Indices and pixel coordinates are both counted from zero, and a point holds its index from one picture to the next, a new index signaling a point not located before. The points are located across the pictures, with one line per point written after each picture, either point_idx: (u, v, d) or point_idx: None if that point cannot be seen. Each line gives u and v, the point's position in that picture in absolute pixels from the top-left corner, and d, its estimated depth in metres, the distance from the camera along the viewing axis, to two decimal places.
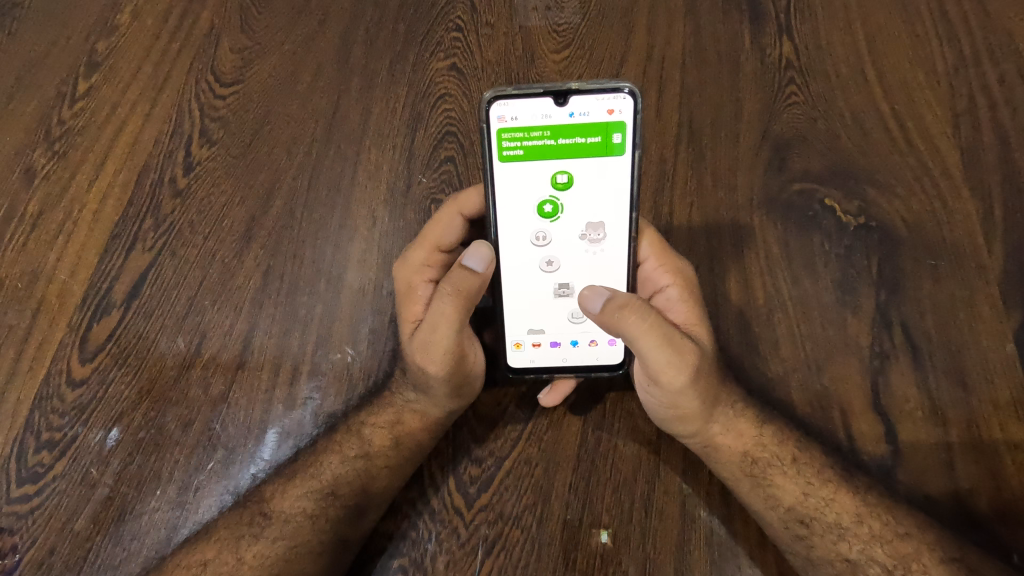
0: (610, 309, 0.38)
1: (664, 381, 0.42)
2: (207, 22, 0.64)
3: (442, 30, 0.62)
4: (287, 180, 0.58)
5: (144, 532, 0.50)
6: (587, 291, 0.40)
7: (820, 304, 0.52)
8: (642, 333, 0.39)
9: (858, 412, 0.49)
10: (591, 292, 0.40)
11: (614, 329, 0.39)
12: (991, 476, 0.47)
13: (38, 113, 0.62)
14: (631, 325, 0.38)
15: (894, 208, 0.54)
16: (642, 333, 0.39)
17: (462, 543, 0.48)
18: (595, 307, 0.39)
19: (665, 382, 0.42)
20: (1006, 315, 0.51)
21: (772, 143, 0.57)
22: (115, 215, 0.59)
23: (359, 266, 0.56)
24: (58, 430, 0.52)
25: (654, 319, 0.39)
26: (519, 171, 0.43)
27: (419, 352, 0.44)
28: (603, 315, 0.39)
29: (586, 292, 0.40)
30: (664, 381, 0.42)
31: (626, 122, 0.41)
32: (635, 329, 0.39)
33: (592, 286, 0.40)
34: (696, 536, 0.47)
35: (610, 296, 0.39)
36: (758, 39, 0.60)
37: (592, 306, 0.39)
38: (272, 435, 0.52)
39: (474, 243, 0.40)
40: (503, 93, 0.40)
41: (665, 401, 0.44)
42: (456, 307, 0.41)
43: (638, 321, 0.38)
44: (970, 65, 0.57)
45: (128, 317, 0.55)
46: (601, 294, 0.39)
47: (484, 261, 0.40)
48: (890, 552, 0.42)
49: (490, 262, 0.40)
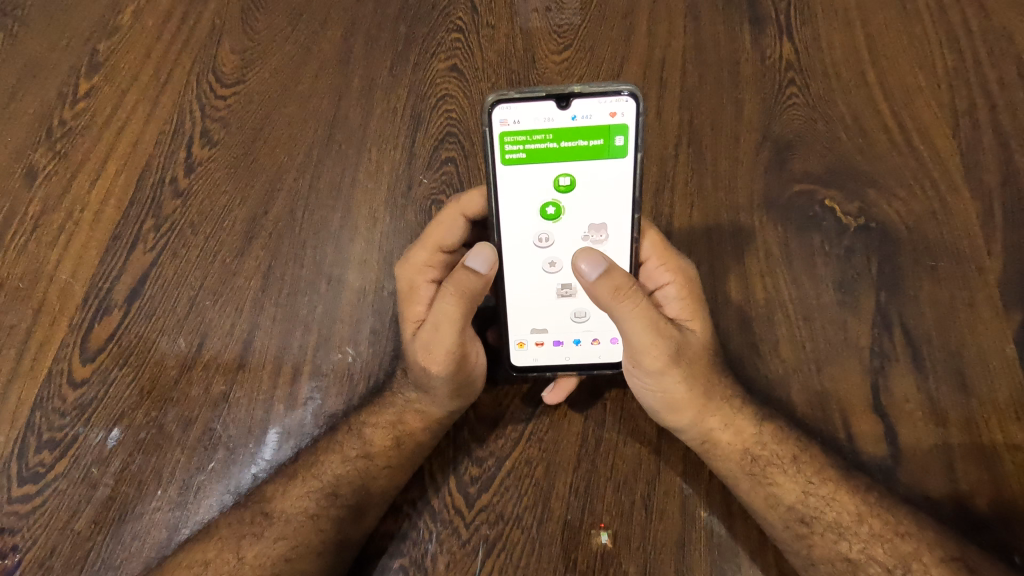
0: (608, 284, 0.38)
1: (646, 364, 0.43)
2: (208, 23, 0.64)
3: (443, 31, 0.62)
4: (288, 181, 0.58)
5: (145, 532, 0.50)
6: (585, 258, 0.39)
7: (820, 305, 0.53)
8: (632, 317, 0.40)
9: (858, 412, 0.49)
10: (588, 255, 0.39)
11: (604, 302, 0.39)
12: (991, 476, 0.47)
13: (39, 114, 0.62)
14: (624, 307, 0.39)
15: (895, 208, 0.54)
16: (633, 317, 0.40)
17: (463, 543, 0.48)
18: (591, 276, 0.39)
19: (646, 364, 0.43)
20: (1005, 316, 0.51)
21: (772, 144, 0.57)
22: (115, 215, 0.59)
23: (360, 267, 0.56)
24: (58, 430, 0.52)
25: (645, 305, 0.40)
26: (521, 174, 0.43)
27: (421, 352, 0.44)
28: (598, 285, 0.39)
29: (583, 255, 0.39)
30: (651, 371, 0.43)
31: (628, 125, 0.41)
32: (626, 312, 0.39)
33: (588, 250, 0.39)
34: (697, 535, 0.47)
35: (608, 268, 0.39)
36: (758, 40, 0.60)
37: (588, 274, 0.38)
38: (272, 435, 0.52)
39: (477, 244, 0.40)
40: (505, 97, 0.40)
41: (659, 392, 0.44)
42: (458, 306, 0.41)
43: (631, 304, 0.39)
44: (969, 66, 0.57)
45: (129, 318, 0.55)
46: (601, 265, 0.38)
47: (487, 263, 0.40)
48: (891, 551, 0.42)
49: (492, 264, 0.40)
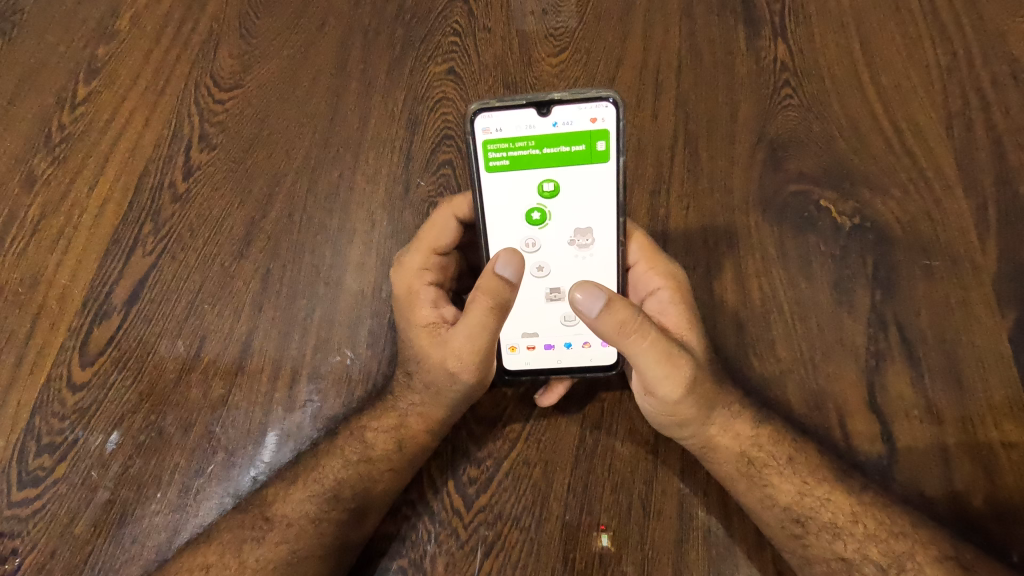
0: (611, 321, 0.38)
1: (659, 392, 0.42)
2: (205, 28, 0.64)
3: (440, 34, 0.63)
4: (286, 184, 0.59)
5: (145, 536, 0.50)
6: (585, 293, 0.38)
7: (815, 305, 0.53)
8: (641, 348, 0.40)
9: (854, 412, 0.50)
10: (587, 291, 0.38)
11: (609, 336, 0.39)
12: (987, 475, 0.47)
13: (38, 119, 0.62)
14: (629, 340, 0.39)
15: (889, 208, 0.55)
16: (641, 348, 0.40)
17: (462, 543, 0.48)
18: (592, 312, 0.38)
19: (660, 393, 0.42)
20: (999, 315, 0.51)
21: (768, 145, 0.57)
22: (114, 219, 0.59)
23: (358, 269, 0.56)
24: (58, 434, 0.53)
25: (653, 335, 0.40)
26: (505, 180, 0.44)
27: (451, 361, 0.44)
28: (600, 319, 0.38)
29: (580, 293, 0.38)
30: (659, 391, 0.42)
31: (609, 130, 0.42)
32: (634, 345, 0.39)
33: (585, 283, 0.38)
34: (695, 535, 0.47)
35: (608, 301, 0.38)
36: (753, 42, 0.60)
37: (589, 310, 0.38)
38: (272, 437, 0.52)
39: (502, 251, 0.39)
40: (487, 106, 0.42)
41: (667, 411, 0.44)
42: (492, 317, 0.41)
43: (636, 336, 0.39)
44: (962, 65, 0.58)
45: (128, 321, 0.56)
46: (601, 299, 0.38)
47: (514, 267, 0.39)
48: (884, 551, 0.43)
49: (520, 269, 0.39)
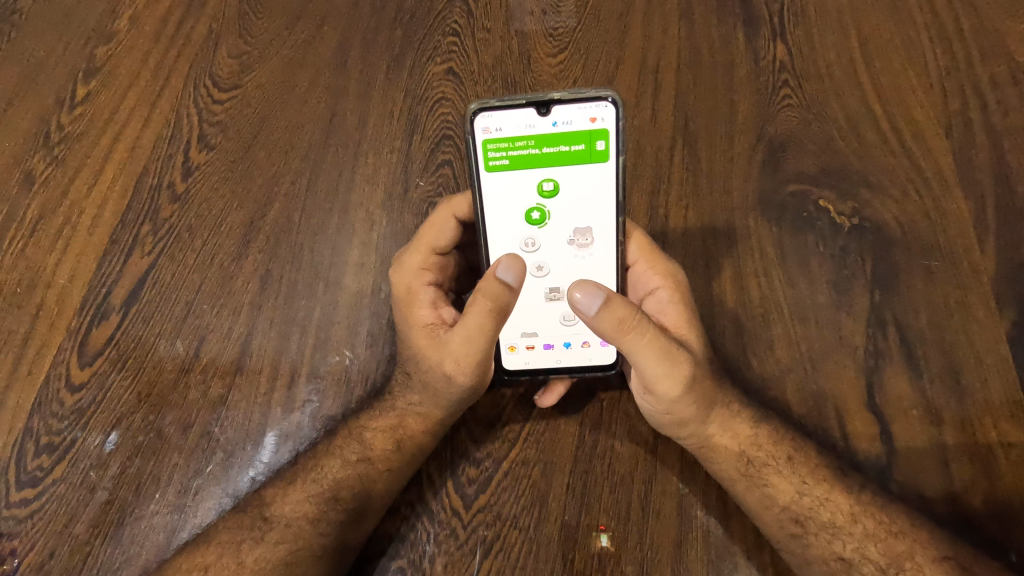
0: (609, 318, 0.38)
1: (659, 391, 0.42)
2: (205, 28, 0.64)
3: (440, 34, 0.63)
4: (285, 184, 0.59)
5: (144, 536, 0.50)
6: (583, 293, 0.38)
7: (814, 305, 0.53)
8: (641, 346, 0.40)
9: (854, 412, 0.50)
10: (585, 290, 0.38)
11: (609, 335, 0.39)
12: (986, 476, 0.47)
13: (37, 119, 0.62)
14: (629, 338, 0.39)
15: (888, 208, 0.55)
16: (641, 346, 0.39)
17: (461, 544, 0.48)
18: (591, 311, 0.38)
19: (660, 392, 0.42)
20: (998, 315, 0.51)
21: (767, 144, 0.57)
22: (114, 219, 0.59)
23: (357, 269, 0.56)
24: (57, 434, 0.53)
25: (653, 332, 0.40)
26: (505, 180, 0.44)
27: (448, 364, 0.44)
28: (599, 318, 0.38)
29: (578, 292, 0.38)
30: (658, 390, 0.42)
31: (609, 130, 0.42)
32: (633, 343, 0.39)
33: (583, 282, 0.38)
34: (694, 535, 0.47)
35: (607, 299, 0.38)
36: (752, 42, 0.60)
37: (588, 309, 0.38)
38: (271, 438, 0.52)
39: (504, 256, 0.40)
40: (487, 105, 0.42)
41: (667, 411, 0.44)
42: (491, 319, 0.40)
43: (635, 335, 0.39)
44: (960, 65, 0.58)
45: (127, 321, 0.56)
46: (600, 297, 0.38)
47: (515, 273, 0.39)
48: (883, 551, 0.43)
49: (521, 275, 0.40)
